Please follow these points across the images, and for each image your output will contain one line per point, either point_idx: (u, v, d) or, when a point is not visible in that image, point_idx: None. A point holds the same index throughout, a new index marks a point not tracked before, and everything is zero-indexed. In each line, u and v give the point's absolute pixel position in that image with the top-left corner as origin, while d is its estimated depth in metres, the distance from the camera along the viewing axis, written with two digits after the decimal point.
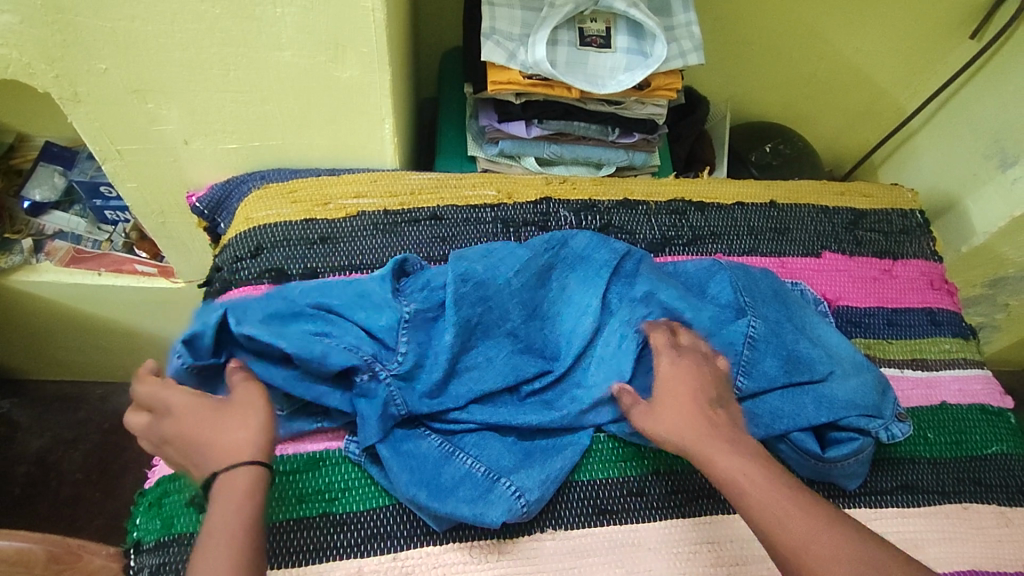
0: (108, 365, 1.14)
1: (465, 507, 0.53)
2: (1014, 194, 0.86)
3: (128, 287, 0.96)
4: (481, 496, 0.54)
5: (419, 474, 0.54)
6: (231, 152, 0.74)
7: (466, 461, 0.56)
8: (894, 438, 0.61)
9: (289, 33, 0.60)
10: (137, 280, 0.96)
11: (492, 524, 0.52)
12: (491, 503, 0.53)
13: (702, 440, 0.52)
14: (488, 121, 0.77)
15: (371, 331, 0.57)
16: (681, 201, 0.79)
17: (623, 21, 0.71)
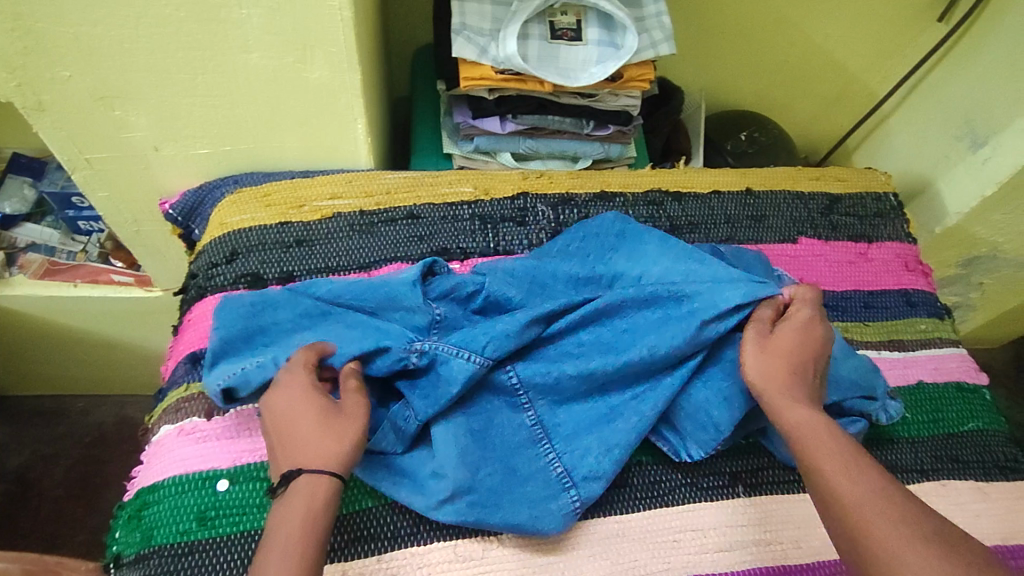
0: (86, 378, 1.12)
1: (524, 510, 0.53)
2: (984, 173, 0.87)
3: (105, 298, 0.95)
4: (543, 498, 0.54)
5: (473, 457, 0.54)
6: (203, 157, 0.73)
7: (530, 458, 0.56)
8: (892, 419, 0.62)
9: (255, 34, 0.59)
10: (114, 290, 0.95)
11: (550, 529, 0.53)
12: (549, 507, 0.54)
13: (775, 389, 0.54)
14: (463, 118, 0.76)
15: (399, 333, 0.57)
16: (658, 192, 0.79)
17: (593, 13, 0.71)
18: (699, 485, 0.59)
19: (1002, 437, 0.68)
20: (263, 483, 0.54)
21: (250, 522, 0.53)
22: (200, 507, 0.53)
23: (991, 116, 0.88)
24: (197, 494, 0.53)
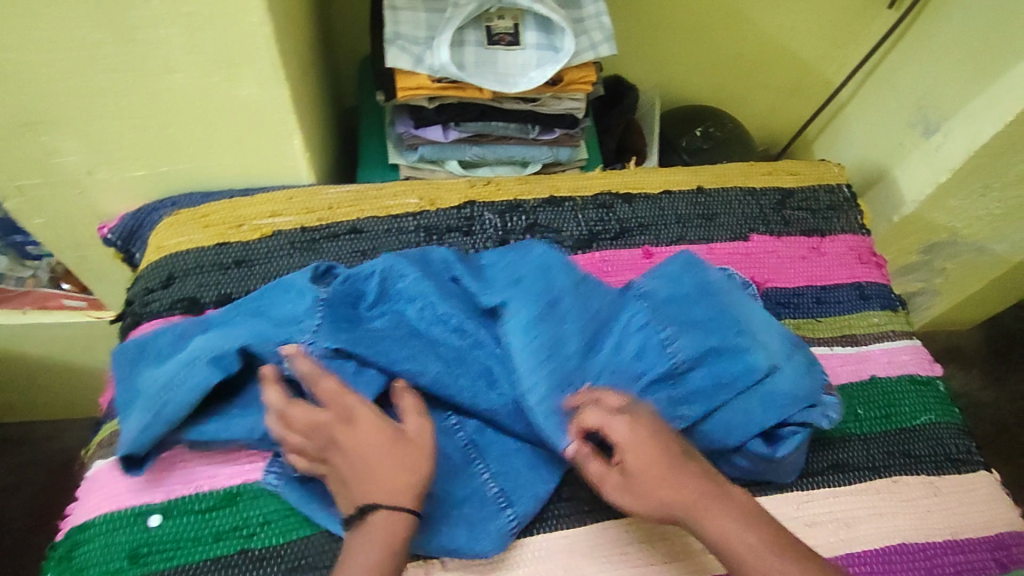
0: (48, 404, 1.10)
1: (459, 531, 0.53)
2: (938, 160, 0.86)
3: (56, 323, 0.91)
4: (479, 519, 0.54)
5: None
6: (139, 179, 0.70)
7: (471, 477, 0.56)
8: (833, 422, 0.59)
9: (176, 55, 0.56)
10: (65, 315, 0.92)
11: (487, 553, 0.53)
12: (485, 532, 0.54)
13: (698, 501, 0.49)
14: (405, 127, 0.74)
15: (281, 334, 0.57)
16: (608, 194, 0.78)
17: (531, 16, 0.69)
18: None
19: (955, 429, 0.68)
20: (195, 516, 0.55)
21: (184, 557, 0.53)
22: (132, 544, 0.53)
23: (943, 103, 0.87)
24: (128, 531, 0.53)
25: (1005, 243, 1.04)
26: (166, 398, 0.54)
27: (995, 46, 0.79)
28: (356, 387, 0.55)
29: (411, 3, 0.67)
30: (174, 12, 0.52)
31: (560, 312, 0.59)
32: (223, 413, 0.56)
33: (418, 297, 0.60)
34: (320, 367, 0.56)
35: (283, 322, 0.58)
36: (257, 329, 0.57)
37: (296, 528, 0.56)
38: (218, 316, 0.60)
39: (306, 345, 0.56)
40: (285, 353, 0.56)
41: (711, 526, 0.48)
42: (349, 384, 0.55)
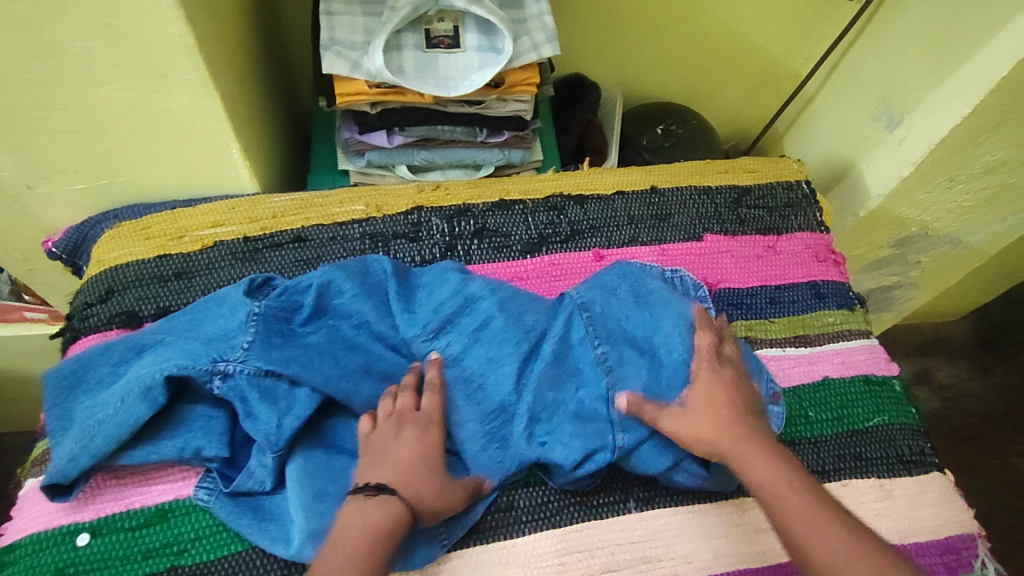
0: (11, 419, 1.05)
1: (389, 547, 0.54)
2: (902, 154, 0.84)
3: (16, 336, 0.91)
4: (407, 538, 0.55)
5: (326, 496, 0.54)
6: (82, 192, 0.69)
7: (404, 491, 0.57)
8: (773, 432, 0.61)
9: (101, 67, 0.55)
10: (24, 328, 0.91)
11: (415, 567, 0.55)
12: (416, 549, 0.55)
13: (737, 445, 0.56)
14: (350, 133, 0.74)
15: (213, 352, 0.55)
16: (560, 196, 0.77)
17: (471, 17, 0.67)
18: (589, 503, 0.60)
19: (909, 430, 0.67)
20: (124, 534, 0.55)
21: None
22: (60, 564, 0.53)
23: (906, 95, 0.84)
24: (57, 551, 0.54)
25: (978, 235, 1.01)
26: (97, 430, 0.53)
27: (952, 37, 0.77)
28: (291, 406, 0.55)
29: (348, 7, 0.65)
30: (90, 25, 0.51)
31: (489, 334, 0.61)
32: (155, 437, 0.55)
33: (354, 315, 0.61)
34: (250, 387, 0.55)
35: (215, 340, 0.56)
36: (189, 349, 0.56)
37: (227, 544, 0.55)
38: (151, 337, 0.59)
39: (234, 365, 0.55)
40: (213, 373, 0.55)
41: (756, 466, 0.55)
42: (283, 403, 0.55)
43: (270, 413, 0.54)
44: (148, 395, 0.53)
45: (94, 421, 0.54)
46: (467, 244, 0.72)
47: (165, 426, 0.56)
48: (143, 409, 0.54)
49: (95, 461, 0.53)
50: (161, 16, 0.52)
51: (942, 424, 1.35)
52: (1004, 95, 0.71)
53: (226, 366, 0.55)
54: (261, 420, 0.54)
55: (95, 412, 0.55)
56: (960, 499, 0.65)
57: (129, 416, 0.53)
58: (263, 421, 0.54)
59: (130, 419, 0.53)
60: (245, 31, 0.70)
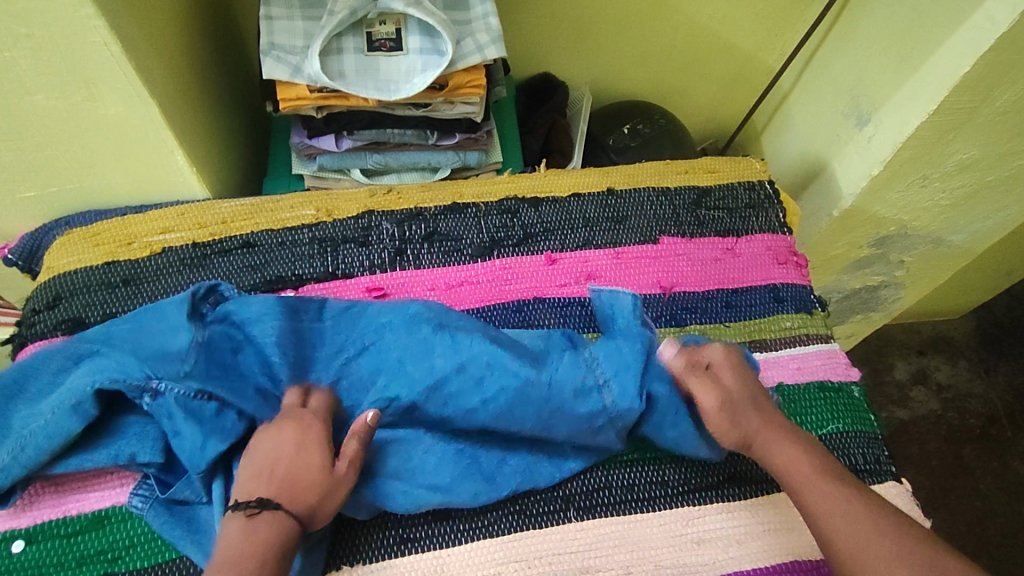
0: None
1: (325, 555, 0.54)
2: (870, 151, 0.81)
3: None
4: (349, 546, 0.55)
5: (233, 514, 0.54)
6: (33, 201, 0.70)
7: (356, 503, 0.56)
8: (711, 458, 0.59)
9: (31, 77, 0.55)
10: None
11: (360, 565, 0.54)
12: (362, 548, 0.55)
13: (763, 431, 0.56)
14: (300, 138, 0.74)
15: (148, 368, 0.55)
16: (513, 199, 0.75)
17: (414, 20, 0.67)
18: (529, 512, 0.57)
19: (866, 438, 0.65)
20: (60, 540, 0.55)
21: None
22: None
23: (874, 92, 0.82)
24: None
25: (962, 234, 0.94)
26: (27, 438, 0.54)
27: (916, 32, 0.75)
28: (215, 429, 0.54)
29: (289, 12, 0.66)
30: (11, 35, 0.52)
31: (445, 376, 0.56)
32: (90, 444, 0.56)
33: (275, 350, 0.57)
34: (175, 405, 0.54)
35: (148, 355, 0.55)
36: (124, 361, 0.55)
37: (159, 552, 0.55)
38: (90, 345, 0.57)
39: (163, 384, 0.54)
40: (143, 391, 0.54)
41: (777, 452, 0.56)
42: (206, 425, 0.54)
43: (192, 435, 0.53)
44: (78, 408, 0.54)
45: (27, 432, 0.54)
46: (417, 249, 0.70)
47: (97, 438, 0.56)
48: (74, 422, 0.54)
49: (28, 470, 0.54)
50: (83, 25, 0.52)
51: (940, 425, 1.28)
52: (968, 91, 0.69)
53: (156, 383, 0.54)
54: (185, 439, 0.53)
55: (30, 416, 0.55)
56: (916, 509, 0.62)
57: (60, 428, 0.54)
58: (186, 441, 0.53)
59: (63, 431, 0.54)
60: (194, 40, 0.71)
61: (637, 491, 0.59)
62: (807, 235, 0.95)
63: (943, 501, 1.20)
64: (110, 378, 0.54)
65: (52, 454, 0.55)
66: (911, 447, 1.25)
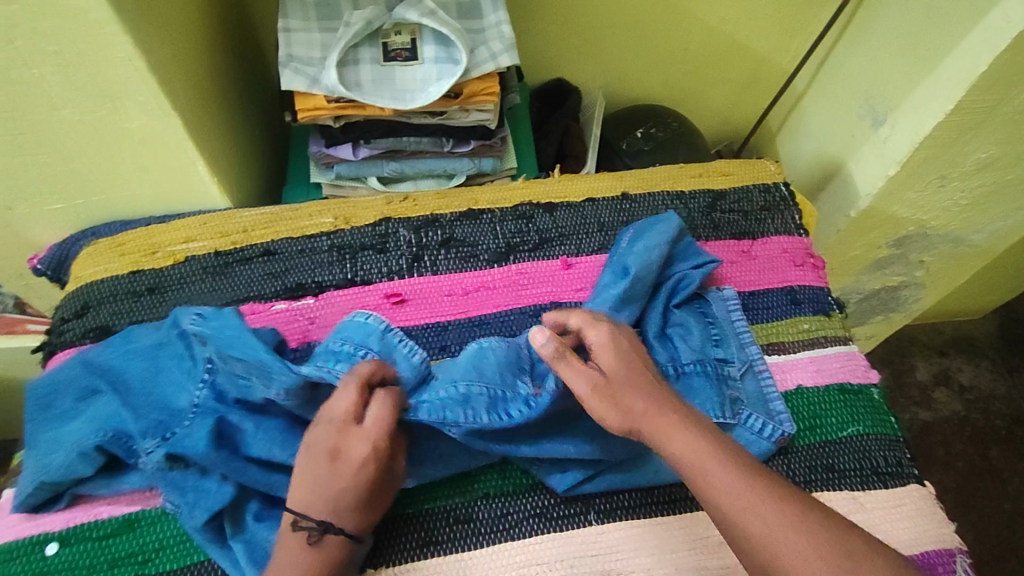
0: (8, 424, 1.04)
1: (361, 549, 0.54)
2: (887, 151, 0.80)
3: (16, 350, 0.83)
4: (379, 544, 0.56)
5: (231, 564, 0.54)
6: (61, 212, 0.71)
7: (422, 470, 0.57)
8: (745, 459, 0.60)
9: (58, 92, 0.57)
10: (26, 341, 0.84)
11: (390, 563, 0.55)
12: (389, 546, 0.56)
13: None
14: (317, 147, 0.76)
15: (145, 428, 0.56)
16: (528, 205, 0.76)
17: (429, 29, 0.69)
18: (550, 515, 0.58)
19: (886, 441, 0.64)
20: (93, 543, 0.56)
21: None
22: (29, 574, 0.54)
23: (890, 92, 0.82)
24: (26, 561, 0.55)
25: (983, 233, 0.93)
26: (49, 470, 0.55)
27: (930, 32, 0.75)
28: (201, 496, 0.54)
29: (306, 24, 0.68)
30: (40, 52, 0.53)
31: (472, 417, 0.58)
32: (115, 475, 0.57)
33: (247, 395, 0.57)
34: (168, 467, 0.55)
35: (151, 411, 0.57)
36: (121, 416, 0.57)
37: (190, 554, 0.55)
38: (94, 391, 0.59)
39: (145, 453, 0.55)
40: (136, 454, 0.56)
41: None
42: (191, 493, 0.54)
43: (178, 504, 0.54)
44: (85, 456, 0.55)
45: (44, 463, 0.55)
46: (434, 255, 0.71)
47: (116, 475, 0.57)
48: (85, 469, 0.55)
49: (58, 488, 0.56)
50: (108, 41, 0.54)
51: (965, 427, 1.26)
52: (985, 90, 0.68)
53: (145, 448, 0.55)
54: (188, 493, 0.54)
55: (50, 452, 0.57)
56: (940, 513, 0.61)
57: (71, 471, 0.55)
58: (182, 501, 0.54)
59: (83, 464, 0.55)
60: (214, 54, 0.73)
61: (655, 495, 0.59)
62: (824, 235, 0.94)
63: (969, 504, 1.18)
64: (113, 431, 0.56)
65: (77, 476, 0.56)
66: (935, 449, 1.24)
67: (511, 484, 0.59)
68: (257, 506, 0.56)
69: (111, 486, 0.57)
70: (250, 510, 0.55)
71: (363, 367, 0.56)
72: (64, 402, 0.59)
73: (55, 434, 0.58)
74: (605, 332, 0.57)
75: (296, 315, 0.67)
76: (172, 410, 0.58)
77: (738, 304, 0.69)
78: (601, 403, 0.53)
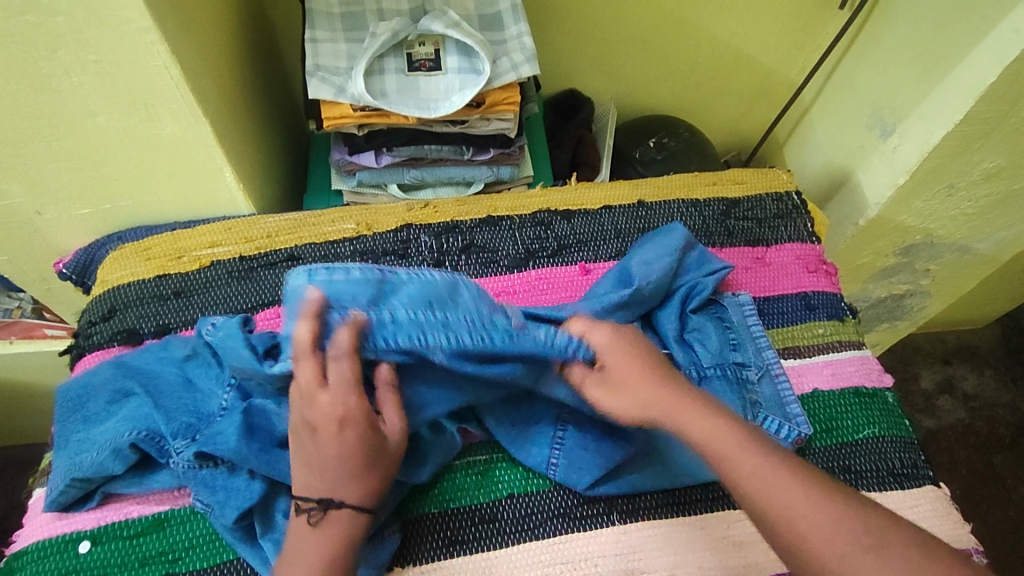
0: (22, 429, 1.04)
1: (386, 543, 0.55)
2: (896, 161, 0.82)
3: (39, 353, 0.89)
4: (408, 544, 0.56)
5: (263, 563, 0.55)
6: (88, 216, 0.72)
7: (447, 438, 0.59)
8: None
9: (94, 99, 0.59)
10: (46, 345, 0.89)
11: (418, 562, 0.56)
12: (417, 546, 0.56)
13: None
14: (340, 154, 0.77)
15: (176, 428, 0.58)
16: (547, 212, 0.77)
17: (452, 41, 0.71)
18: (574, 515, 0.59)
19: (901, 443, 0.65)
20: (123, 541, 0.56)
21: None
22: (61, 571, 0.55)
23: (898, 104, 0.84)
24: (58, 558, 0.56)
25: (989, 241, 0.95)
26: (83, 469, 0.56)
27: (939, 45, 0.77)
28: (231, 494, 0.55)
29: (332, 35, 0.70)
30: (81, 60, 0.55)
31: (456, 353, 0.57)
32: (145, 474, 0.58)
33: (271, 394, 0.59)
34: (199, 468, 0.56)
35: (182, 412, 0.59)
36: (152, 416, 0.58)
37: (220, 552, 0.56)
38: (127, 392, 0.60)
39: (176, 452, 0.56)
40: (167, 454, 0.57)
41: None
42: (221, 492, 0.55)
43: (209, 502, 0.55)
44: (119, 454, 0.56)
45: (78, 460, 0.57)
46: (455, 260, 0.73)
47: (147, 476, 0.58)
48: (117, 467, 0.56)
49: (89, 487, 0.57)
50: (147, 50, 0.55)
51: (970, 434, 1.27)
52: (993, 101, 0.70)
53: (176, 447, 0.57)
54: (219, 492, 0.55)
55: (83, 451, 0.58)
56: (955, 514, 0.62)
57: (102, 469, 0.56)
58: (213, 499, 0.55)
59: (113, 464, 0.56)
60: (240, 63, 0.74)
61: (678, 495, 0.60)
62: (833, 243, 0.96)
63: (974, 511, 1.19)
64: (146, 431, 0.57)
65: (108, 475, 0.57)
66: (940, 457, 1.25)
67: (535, 484, 0.60)
68: (286, 506, 0.56)
69: (142, 485, 0.58)
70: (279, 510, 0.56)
71: (304, 331, 0.53)
72: (96, 404, 0.60)
73: (86, 436, 0.59)
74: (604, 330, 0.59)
75: None
76: (204, 413, 0.59)
77: (754, 309, 0.70)
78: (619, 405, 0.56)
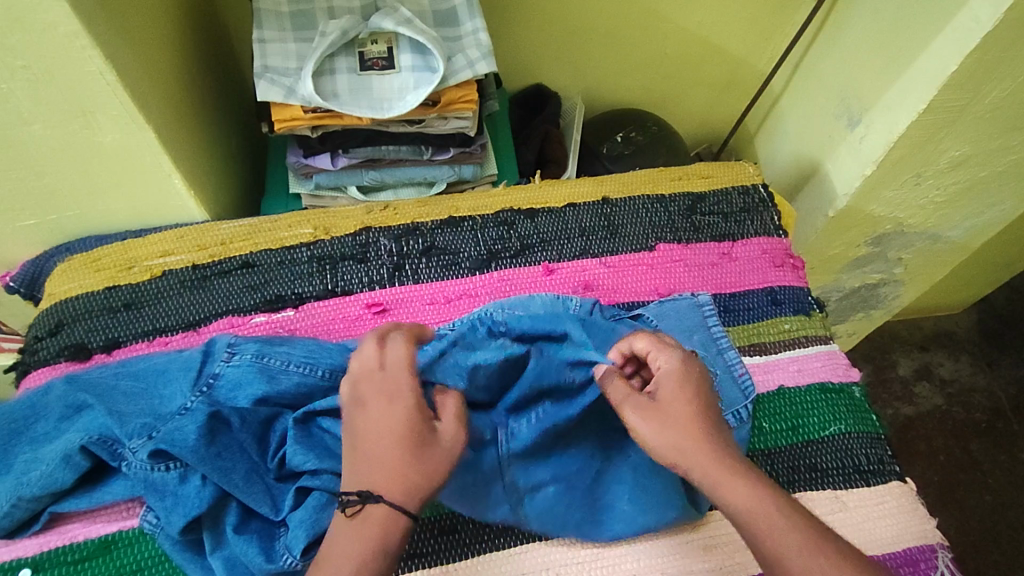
0: None
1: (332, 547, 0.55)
2: (863, 152, 0.81)
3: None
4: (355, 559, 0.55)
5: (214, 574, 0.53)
6: (34, 228, 0.70)
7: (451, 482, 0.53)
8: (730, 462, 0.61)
9: (29, 107, 0.56)
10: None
11: None
12: None
13: None
14: (295, 158, 0.75)
15: (130, 430, 0.55)
16: (510, 211, 0.76)
17: (405, 38, 0.69)
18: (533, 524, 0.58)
19: (868, 439, 0.65)
20: (67, 567, 0.54)
21: None
22: None
23: (864, 93, 0.83)
24: None
25: (959, 229, 0.94)
26: (30, 481, 0.54)
27: (902, 33, 0.76)
28: (179, 501, 0.53)
29: (281, 34, 0.68)
30: (9, 67, 0.52)
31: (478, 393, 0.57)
32: (97, 487, 0.56)
33: (242, 389, 0.57)
34: (149, 476, 0.54)
35: (138, 415, 0.56)
36: (107, 418, 0.55)
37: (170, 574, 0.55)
38: (81, 394, 0.57)
39: (130, 453, 0.54)
40: (120, 457, 0.55)
41: None
42: (170, 499, 0.53)
43: (156, 509, 0.53)
44: (70, 461, 0.54)
45: (25, 479, 0.55)
46: (415, 264, 0.71)
47: (100, 486, 0.56)
48: (66, 476, 0.54)
49: (33, 509, 0.55)
50: (78, 55, 0.53)
51: (946, 421, 1.28)
52: (957, 90, 0.70)
53: (130, 449, 0.54)
54: (173, 500, 0.53)
55: (33, 464, 0.55)
56: (922, 509, 0.62)
57: (52, 480, 0.54)
58: (164, 505, 0.53)
59: (56, 482, 0.54)
60: (187, 65, 0.72)
61: None
62: (804, 235, 0.95)
63: (951, 496, 1.20)
64: (98, 434, 0.55)
65: (51, 497, 0.55)
66: (917, 444, 1.25)
67: None
68: (235, 519, 0.54)
69: (94, 496, 0.56)
70: (230, 524, 0.54)
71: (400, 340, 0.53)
72: (51, 410, 0.58)
73: (37, 447, 0.57)
74: (675, 357, 0.54)
75: (277, 327, 0.67)
76: (163, 412, 0.56)
77: (713, 309, 0.69)
78: (660, 438, 0.50)
